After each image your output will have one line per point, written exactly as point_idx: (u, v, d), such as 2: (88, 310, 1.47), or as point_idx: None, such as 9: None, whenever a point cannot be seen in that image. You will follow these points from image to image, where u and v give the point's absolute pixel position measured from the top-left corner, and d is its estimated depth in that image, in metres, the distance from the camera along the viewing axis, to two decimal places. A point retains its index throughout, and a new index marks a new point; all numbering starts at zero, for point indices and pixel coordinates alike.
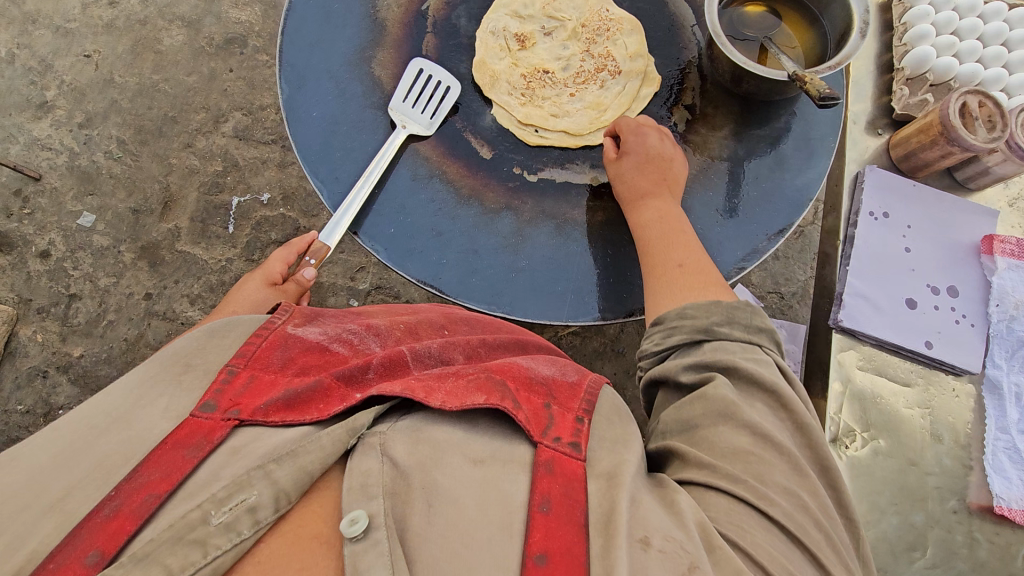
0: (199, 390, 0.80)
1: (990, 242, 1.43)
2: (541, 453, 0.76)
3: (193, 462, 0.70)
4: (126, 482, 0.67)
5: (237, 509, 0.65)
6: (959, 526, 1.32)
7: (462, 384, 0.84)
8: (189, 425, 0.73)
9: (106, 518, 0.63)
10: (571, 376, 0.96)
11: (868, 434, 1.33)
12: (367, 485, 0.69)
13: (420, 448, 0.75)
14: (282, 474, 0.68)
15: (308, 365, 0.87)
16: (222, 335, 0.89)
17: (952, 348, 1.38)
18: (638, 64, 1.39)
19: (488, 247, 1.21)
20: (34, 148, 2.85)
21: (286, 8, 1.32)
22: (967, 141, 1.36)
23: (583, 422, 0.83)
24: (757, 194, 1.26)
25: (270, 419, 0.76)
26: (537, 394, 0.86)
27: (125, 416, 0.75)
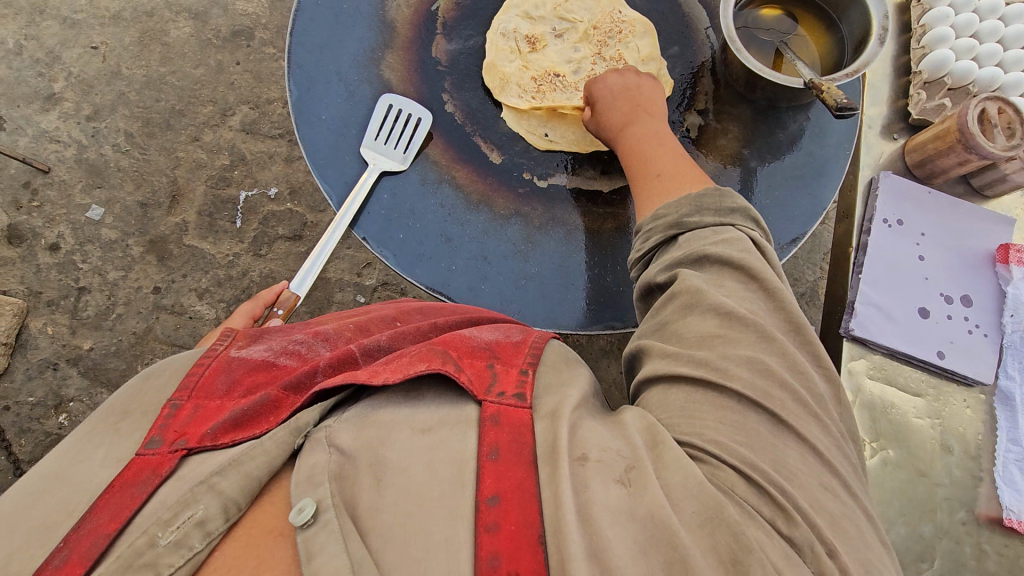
0: (139, 432, 0.79)
1: (1006, 251, 1.40)
2: (488, 408, 0.76)
3: (142, 497, 0.70)
4: (73, 532, 0.66)
5: (185, 525, 0.66)
6: (968, 538, 1.31)
7: (406, 359, 0.84)
8: (135, 463, 0.73)
9: (55, 569, 0.62)
10: (516, 335, 0.93)
11: (877, 444, 1.33)
12: (313, 475, 0.70)
13: (365, 433, 0.76)
14: (226, 484, 0.69)
15: (255, 384, 0.87)
16: (156, 378, 0.89)
17: (965, 358, 1.37)
18: (651, 67, 1.32)
19: (498, 253, 1.20)
20: (42, 141, 2.85)
21: (295, 8, 1.30)
22: (987, 149, 1.33)
23: (527, 374, 0.83)
24: (772, 202, 1.24)
25: (219, 442, 0.76)
26: (479, 358, 0.85)
27: (62, 475, 0.74)
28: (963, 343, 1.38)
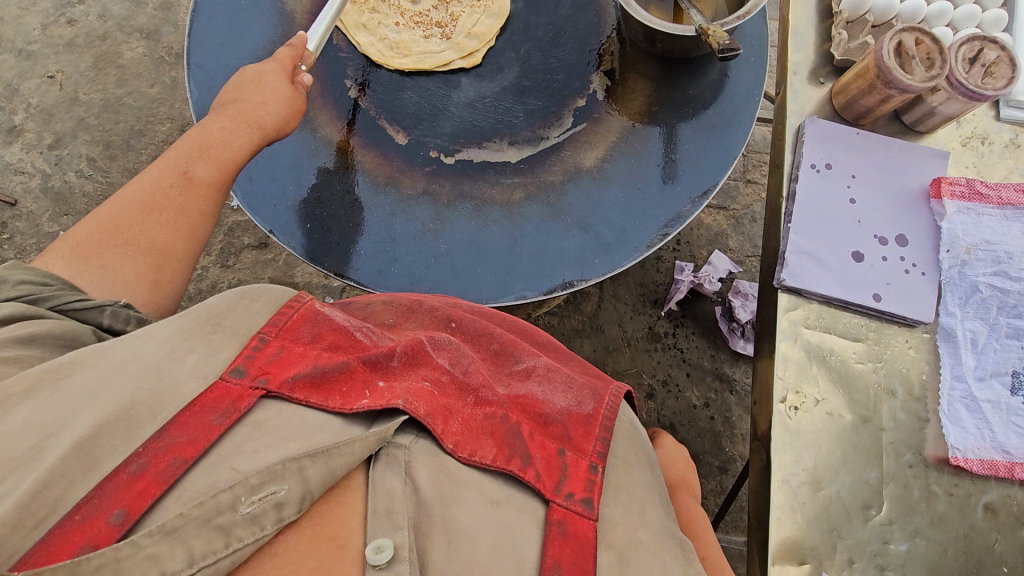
0: (228, 353, 0.87)
1: (939, 185, 1.38)
2: (554, 511, 0.82)
3: (219, 428, 0.78)
4: (153, 441, 0.75)
5: (266, 501, 0.71)
6: (916, 481, 1.28)
7: (478, 419, 0.90)
8: (218, 390, 0.82)
9: (132, 477, 0.71)
10: (588, 407, 0.99)
11: (819, 393, 1.32)
12: (392, 511, 0.76)
13: (441, 477, 0.81)
14: (314, 473, 0.74)
15: (336, 344, 0.95)
16: (252, 300, 0.96)
17: (903, 298, 1.34)
18: (471, 43, 1.37)
19: (408, 233, 1.19)
20: (7, 174, 2.89)
21: (192, 10, 1.30)
22: (905, 82, 1.29)
23: (597, 473, 0.88)
24: (683, 155, 1.21)
25: (295, 396, 0.85)
26: (551, 440, 0.91)
27: (154, 370, 0.81)
28: (900, 284, 1.35)
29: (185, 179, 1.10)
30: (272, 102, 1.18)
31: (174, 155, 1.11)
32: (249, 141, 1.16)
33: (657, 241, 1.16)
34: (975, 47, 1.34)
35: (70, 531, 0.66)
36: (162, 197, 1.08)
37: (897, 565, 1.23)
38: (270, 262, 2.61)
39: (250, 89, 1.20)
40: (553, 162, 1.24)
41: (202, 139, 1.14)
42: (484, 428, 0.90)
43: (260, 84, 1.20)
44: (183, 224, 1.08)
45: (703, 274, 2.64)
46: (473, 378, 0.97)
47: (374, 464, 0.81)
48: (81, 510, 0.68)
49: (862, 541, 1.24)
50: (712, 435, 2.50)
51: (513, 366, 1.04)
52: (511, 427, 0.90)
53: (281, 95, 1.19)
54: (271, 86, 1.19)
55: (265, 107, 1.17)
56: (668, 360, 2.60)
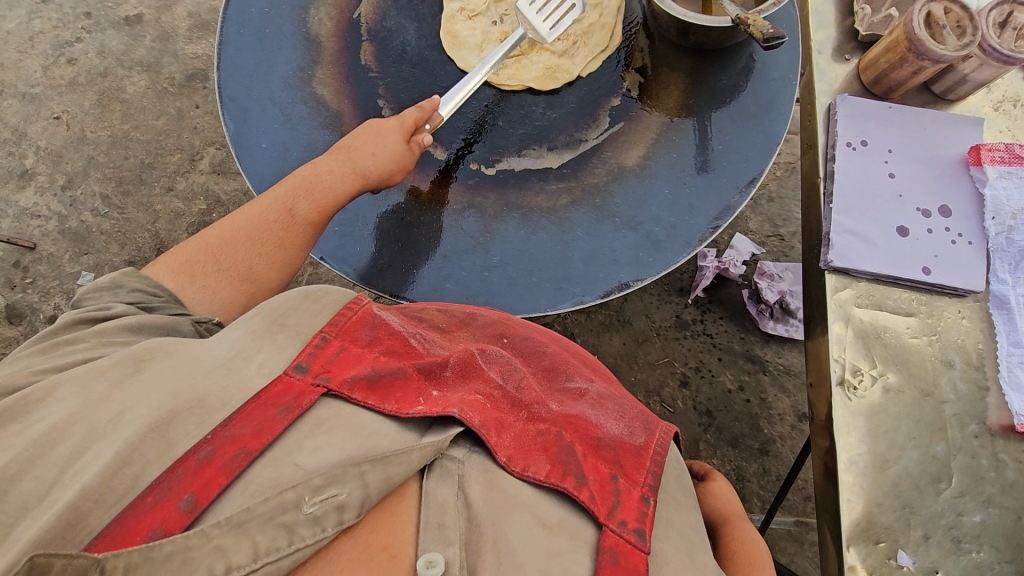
0: (291, 349, 0.90)
1: (978, 153, 1.37)
2: (607, 537, 0.82)
3: (282, 423, 0.80)
4: (221, 431, 0.78)
5: (327, 503, 0.73)
6: (983, 450, 1.27)
7: (530, 435, 0.92)
8: (283, 384, 0.85)
9: (201, 465, 0.74)
10: (640, 438, 1.00)
11: (876, 370, 1.32)
12: (444, 526, 0.77)
13: (492, 496, 0.82)
14: (372, 478, 0.76)
15: (392, 348, 0.98)
16: (314, 301, 1.00)
17: (952, 269, 1.34)
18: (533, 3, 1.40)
19: (457, 249, 1.19)
20: (24, 219, 2.89)
21: (219, 42, 1.30)
22: (937, 53, 1.29)
23: (649, 504, 0.88)
24: (724, 147, 1.20)
25: (354, 396, 0.86)
26: (604, 462, 0.92)
27: (226, 365, 0.85)
28: (947, 255, 1.34)
29: (288, 216, 1.12)
30: (383, 155, 1.16)
31: (281, 190, 1.13)
32: (350, 189, 1.16)
33: (709, 235, 1.15)
34: (1004, 11, 1.32)
35: (143, 513, 0.70)
36: (266, 230, 1.11)
37: (972, 537, 1.22)
38: (295, 284, 2.62)
39: (368, 137, 1.19)
40: (596, 164, 1.23)
41: (311, 176, 1.15)
42: (537, 445, 0.90)
43: (380, 137, 1.18)
44: (278, 259, 1.11)
45: (728, 258, 2.64)
46: (526, 394, 0.99)
47: (429, 474, 0.83)
48: (154, 493, 0.72)
49: (934, 516, 1.24)
50: (749, 418, 2.50)
51: (565, 384, 1.06)
52: (564, 446, 0.91)
53: (395, 152, 1.17)
54: (388, 140, 1.16)
55: (375, 160, 1.16)
56: (699, 347, 2.61)
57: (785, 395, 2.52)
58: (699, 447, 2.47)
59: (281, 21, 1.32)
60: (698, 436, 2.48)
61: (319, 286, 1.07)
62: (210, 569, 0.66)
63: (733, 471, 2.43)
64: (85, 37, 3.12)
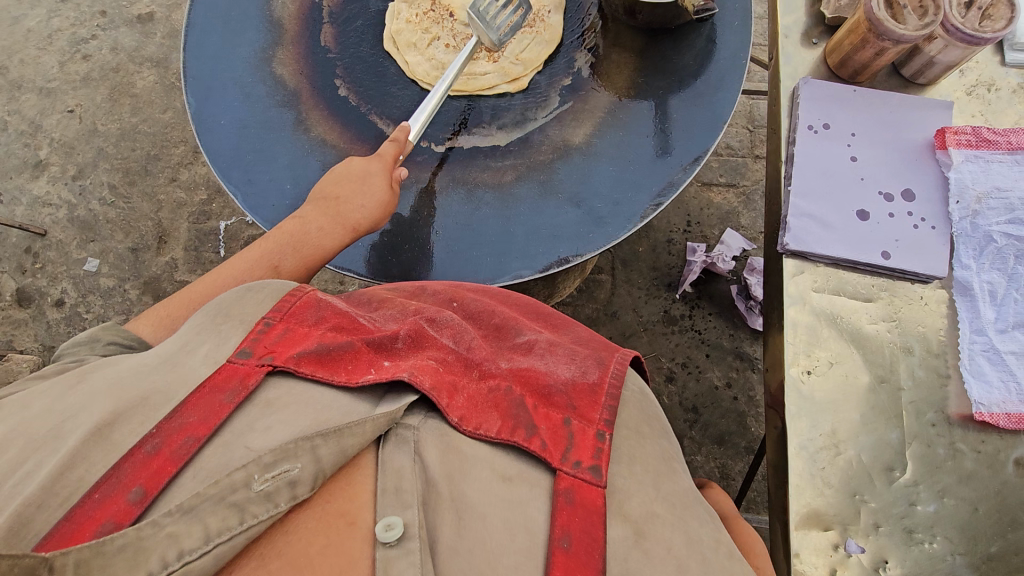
0: (236, 336, 0.90)
1: (943, 136, 1.34)
2: (561, 480, 0.82)
3: (229, 406, 0.81)
4: (166, 422, 0.78)
5: (279, 479, 0.72)
6: (939, 439, 1.24)
7: (483, 396, 0.92)
8: (227, 370, 0.85)
9: (148, 455, 0.74)
10: (592, 375, 0.97)
11: (832, 356, 1.29)
12: (401, 489, 0.77)
13: (449, 458, 0.83)
14: (326, 452, 0.76)
15: (340, 324, 0.98)
16: (256, 292, 0.99)
17: (913, 254, 1.31)
18: (517, 69, 1.36)
19: (403, 223, 1.22)
20: (36, 207, 3.02)
21: (186, 25, 1.34)
22: (897, 33, 1.26)
23: (604, 439, 0.86)
24: (672, 123, 1.20)
25: (302, 369, 0.87)
26: (555, 409, 0.90)
27: (170, 363, 0.86)
28: (909, 239, 1.32)
29: (273, 273, 1.10)
30: (373, 206, 1.13)
31: (267, 246, 1.10)
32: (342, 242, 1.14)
33: (651, 212, 1.15)
34: None
35: (91, 509, 0.69)
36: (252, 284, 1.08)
37: (925, 527, 1.19)
38: None
39: (353, 184, 1.15)
40: (543, 143, 1.24)
41: (299, 232, 1.12)
42: (488, 402, 0.91)
43: (365, 184, 1.14)
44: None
45: (717, 253, 2.60)
46: (477, 354, 0.99)
47: (385, 444, 0.82)
48: (100, 489, 0.71)
49: (885, 504, 1.21)
50: (736, 415, 2.46)
51: (515, 339, 1.04)
52: (515, 400, 0.91)
53: (383, 200, 1.14)
54: (375, 189, 1.13)
55: (365, 210, 1.13)
56: (686, 342, 2.57)
57: None
58: (683, 443, 2.44)
59: (247, 5, 1.36)
60: (682, 431, 2.45)
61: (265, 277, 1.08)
62: (163, 557, 0.64)
63: (717, 469, 2.40)
64: (99, 35, 3.25)
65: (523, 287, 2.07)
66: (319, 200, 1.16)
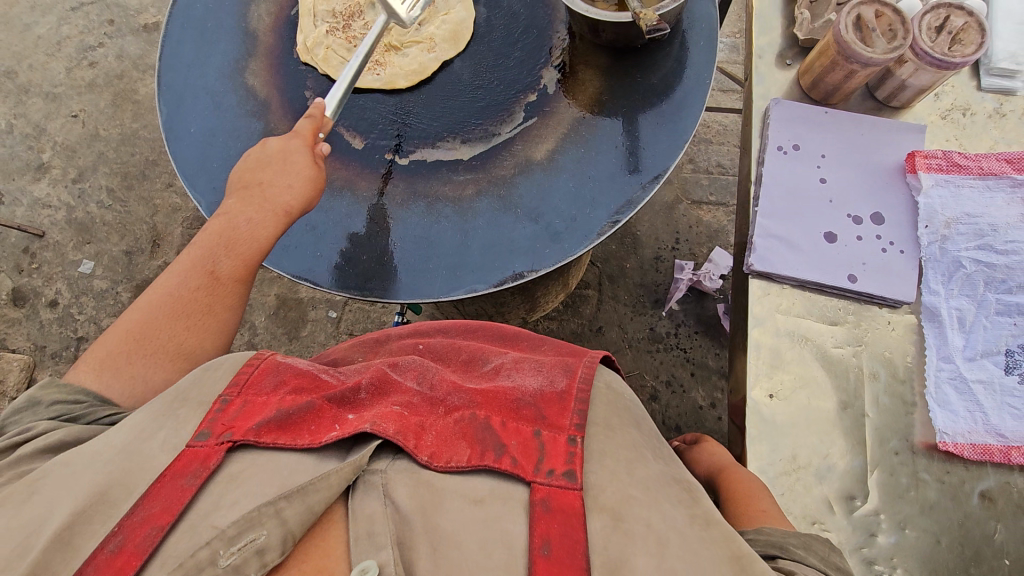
0: (194, 419, 0.88)
1: (914, 160, 1.32)
2: (537, 492, 0.81)
3: (191, 489, 0.78)
4: (127, 518, 0.75)
5: (245, 550, 0.71)
6: (902, 468, 1.21)
7: (449, 428, 0.92)
8: (187, 456, 0.82)
9: (112, 554, 0.71)
10: (560, 384, 0.99)
11: (796, 380, 1.27)
12: (374, 534, 0.75)
13: (419, 492, 0.81)
14: (291, 514, 0.74)
15: (300, 387, 0.97)
16: (217, 368, 0.98)
17: (880, 278, 1.29)
18: (319, 52, 1.35)
19: (362, 233, 1.21)
20: (36, 208, 3.08)
21: (163, 36, 1.37)
22: (865, 56, 1.25)
23: (576, 443, 0.87)
24: (635, 141, 1.20)
25: (262, 440, 0.85)
26: (525, 423, 0.91)
27: (127, 453, 0.82)
28: (876, 263, 1.30)
29: (212, 278, 1.11)
30: (297, 183, 1.14)
31: (197, 252, 1.11)
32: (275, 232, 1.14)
33: (608, 229, 1.14)
34: (940, 15, 1.29)
35: None
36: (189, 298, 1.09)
37: (885, 558, 1.16)
38: (276, 279, 2.77)
39: (273, 166, 1.16)
40: (505, 157, 1.24)
41: (229, 228, 1.13)
42: (456, 433, 0.91)
43: (287, 163, 1.16)
44: (208, 327, 1.09)
45: (704, 270, 2.59)
46: (440, 390, 1.00)
47: (353, 493, 0.81)
48: None
49: (845, 534, 1.18)
50: (719, 437, 2.43)
51: (483, 368, 1.13)
52: (481, 424, 0.92)
53: (307, 175, 1.15)
54: (299, 166, 1.15)
55: (292, 191, 1.14)
56: (671, 360, 2.55)
57: None
58: None
59: (223, 16, 1.39)
60: None
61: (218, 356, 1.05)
62: None
63: None
64: (106, 42, 3.33)
65: (501, 300, 2.07)
66: (240, 192, 1.17)
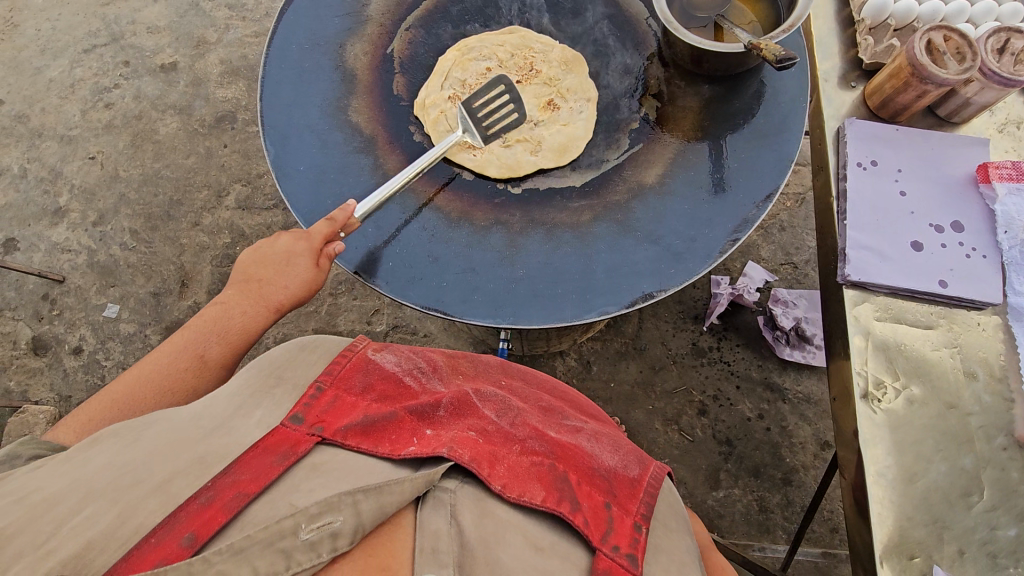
0: (288, 404, 0.94)
1: (985, 170, 1.42)
2: (601, 561, 0.84)
3: (279, 467, 0.82)
4: (221, 478, 0.80)
5: (323, 530, 0.74)
6: (1012, 463, 1.26)
7: (525, 467, 0.93)
8: (279, 435, 0.88)
9: (201, 507, 0.76)
10: (634, 471, 1.05)
11: (899, 383, 1.33)
12: (438, 549, 0.78)
13: (485, 524, 0.84)
14: (366, 507, 0.77)
15: (384, 394, 1.02)
16: (310, 351, 1.07)
17: (969, 282, 1.36)
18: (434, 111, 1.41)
19: (485, 262, 1.22)
20: (55, 253, 3.00)
21: (261, 76, 1.39)
22: (941, 77, 1.35)
23: (641, 531, 0.91)
24: (739, 165, 1.26)
25: (348, 441, 0.89)
26: (598, 491, 0.95)
27: (225, 425, 0.88)
28: (962, 268, 1.37)
29: (199, 362, 1.14)
30: (295, 285, 1.22)
31: (188, 337, 1.16)
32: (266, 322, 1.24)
33: (729, 247, 1.19)
34: (1002, 38, 1.40)
35: (146, 552, 0.70)
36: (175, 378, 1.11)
37: (1008, 552, 1.21)
38: (312, 313, 2.75)
39: (276, 267, 1.23)
40: (617, 183, 1.30)
41: (222, 317, 1.20)
42: (532, 474, 0.92)
43: (288, 265, 1.22)
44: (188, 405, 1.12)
45: (741, 285, 2.67)
46: (520, 431, 1.02)
47: (422, 505, 0.84)
48: (157, 534, 0.73)
49: (967, 530, 1.22)
50: (770, 447, 2.47)
51: (561, 420, 1.15)
52: (558, 474, 0.94)
53: (307, 279, 1.22)
54: (298, 271, 1.21)
55: (287, 291, 1.23)
56: (716, 374, 2.60)
57: (807, 422, 2.50)
58: (719, 477, 2.43)
59: (319, 56, 1.42)
60: (719, 464, 2.45)
61: (312, 336, 1.13)
62: None
63: (755, 502, 2.39)
64: (122, 84, 3.30)
65: None
66: (239, 282, 1.25)
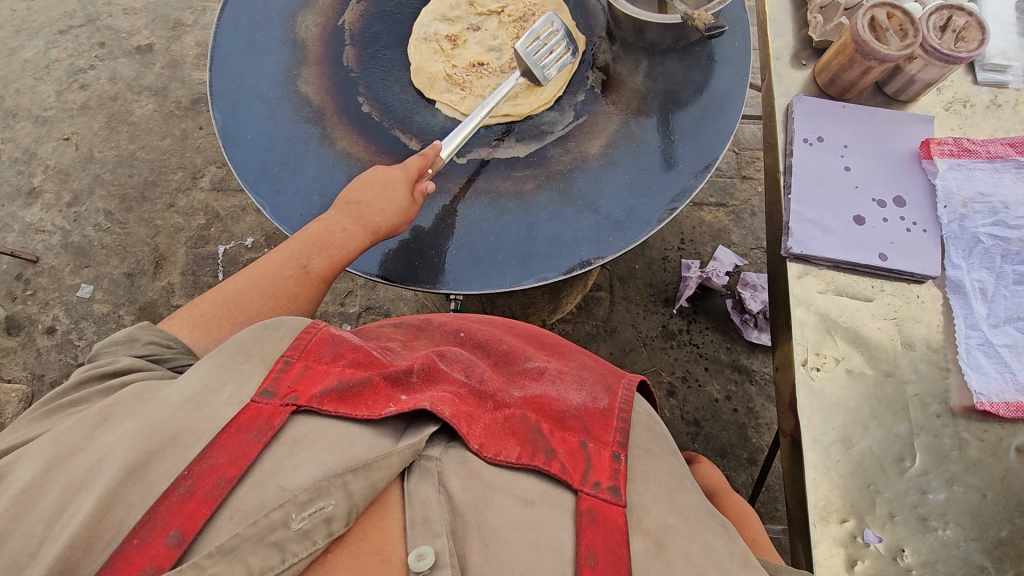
0: (257, 376, 0.85)
1: (928, 147, 1.44)
2: (583, 501, 0.82)
3: (258, 446, 0.78)
4: (197, 463, 0.75)
5: (315, 517, 0.72)
6: (945, 429, 1.29)
7: (497, 423, 0.91)
8: (251, 410, 0.81)
9: (183, 498, 0.72)
10: (603, 400, 1.01)
11: (838, 354, 1.35)
12: (429, 519, 0.76)
13: (472, 484, 0.82)
14: (357, 486, 0.75)
15: (358, 360, 0.93)
16: (275, 329, 0.93)
17: (908, 256, 1.39)
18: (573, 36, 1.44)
19: (432, 229, 1.24)
20: (29, 234, 2.99)
21: (212, 46, 1.40)
22: (883, 52, 1.37)
23: (620, 459, 0.88)
24: (680, 137, 1.28)
25: (326, 408, 0.84)
26: (571, 433, 0.92)
27: (197, 398, 0.81)
28: (903, 242, 1.40)
29: (303, 271, 1.14)
30: (392, 210, 1.16)
31: (297, 247, 1.15)
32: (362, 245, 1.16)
33: (667, 216, 1.21)
34: (944, 15, 1.43)
35: (132, 554, 0.67)
36: (280, 284, 1.13)
37: (938, 515, 1.23)
38: None
39: (375, 190, 1.18)
40: (561, 153, 1.31)
41: (324, 233, 1.16)
42: (505, 429, 0.90)
43: (388, 188, 1.18)
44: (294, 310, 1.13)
45: (711, 268, 2.70)
46: (490, 385, 0.98)
47: (410, 476, 0.82)
48: (139, 534, 0.69)
49: (900, 493, 1.25)
50: (736, 427, 2.50)
51: (524, 365, 1.10)
52: (530, 426, 0.92)
53: (401, 206, 1.16)
54: (397, 196, 1.17)
55: (385, 213, 1.16)
56: (685, 356, 2.63)
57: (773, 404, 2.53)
58: None
59: (271, 28, 1.43)
60: (685, 445, 2.47)
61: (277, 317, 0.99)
62: None
63: None
64: (97, 65, 3.29)
65: (529, 301, 2.12)
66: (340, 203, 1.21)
